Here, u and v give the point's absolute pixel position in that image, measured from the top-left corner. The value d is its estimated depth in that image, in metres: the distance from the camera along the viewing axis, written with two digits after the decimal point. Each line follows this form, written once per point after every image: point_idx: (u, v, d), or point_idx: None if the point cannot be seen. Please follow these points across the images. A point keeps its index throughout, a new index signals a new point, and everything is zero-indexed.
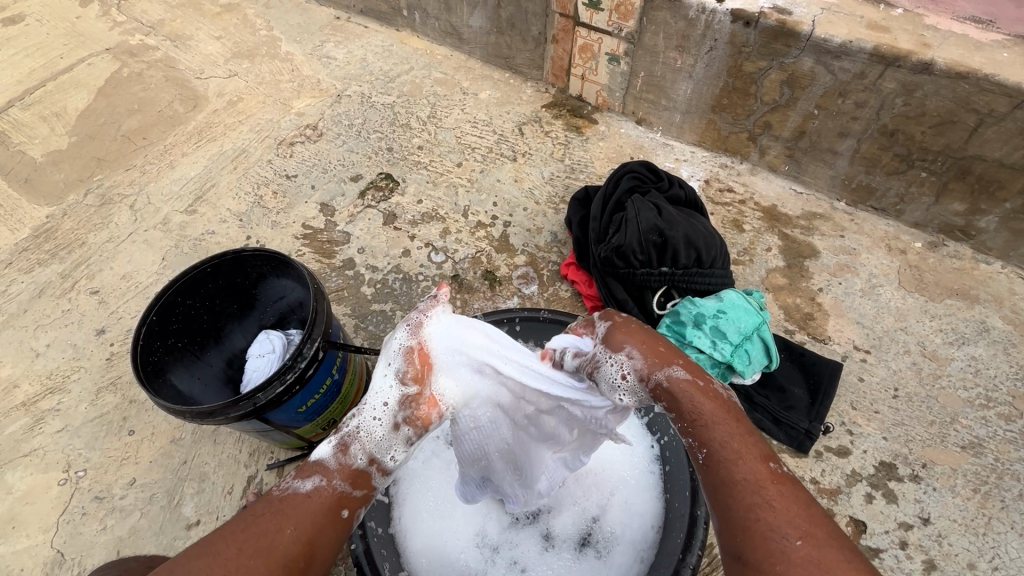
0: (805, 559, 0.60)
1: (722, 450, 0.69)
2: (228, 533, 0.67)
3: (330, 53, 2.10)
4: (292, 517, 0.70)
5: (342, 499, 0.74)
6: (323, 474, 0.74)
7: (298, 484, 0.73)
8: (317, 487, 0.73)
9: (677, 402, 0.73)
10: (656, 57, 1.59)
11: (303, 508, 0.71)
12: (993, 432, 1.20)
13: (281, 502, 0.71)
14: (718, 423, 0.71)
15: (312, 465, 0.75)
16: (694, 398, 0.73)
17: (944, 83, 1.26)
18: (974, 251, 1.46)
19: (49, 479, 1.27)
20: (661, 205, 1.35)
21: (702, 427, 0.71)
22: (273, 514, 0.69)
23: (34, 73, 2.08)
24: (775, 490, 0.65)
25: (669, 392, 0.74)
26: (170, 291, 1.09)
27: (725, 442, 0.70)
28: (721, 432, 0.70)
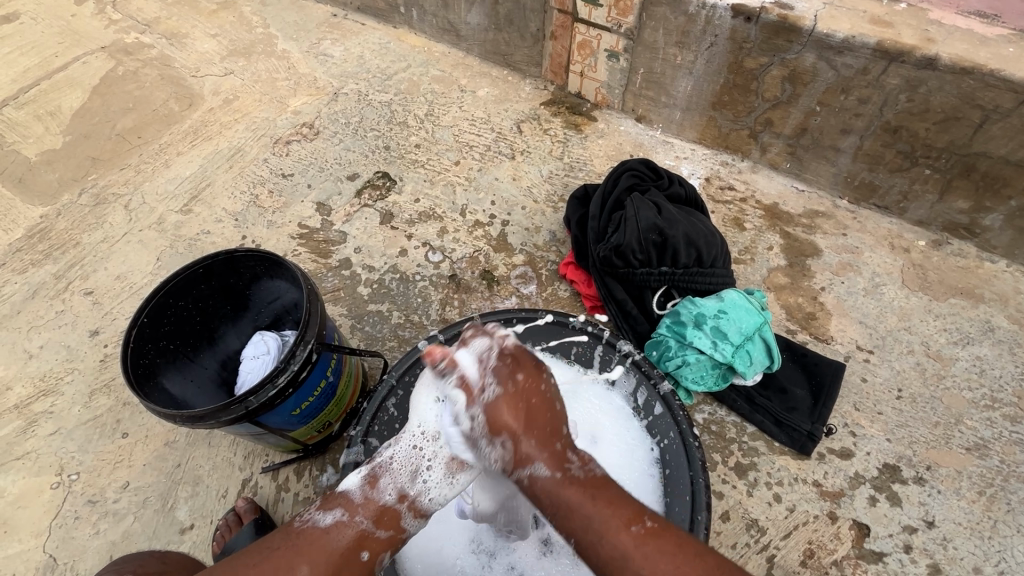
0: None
1: (588, 533, 0.72)
2: (241, 563, 0.72)
3: (326, 51, 2.08)
4: (305, 555, 0.73)
5: (363, 539, 0.76)
6: (345, 509, 0.78)
7: (317, 517, 0.77)
8: (337, 521, 0.76)
9: (546, 500, 0.75)
10: (655, 53, 1.57)
11: (316, 547, 0.74)
12: (998, 434, 1.19)
13: (297, 536, 0.75)
14: (553, 487, 0.75)
15: (336, 498, 0.79)
16: (554, 492, 0.75)
17: (949, 78, 1.24)
18: (979, 249, 1.44)
19: (42, 482, 1.25)
20: (660, 204, 1.33)
21: (565, 521, 0.74)
22: (287, 550, 0.73)
23: (28, 72, 2.06)
24: (644, 553, 0.70)
25: (531, 491, 0.77)
26: (161, 293, 1.08)
27: (587, 527, 0.72)
28: (578, 502, 0.74)
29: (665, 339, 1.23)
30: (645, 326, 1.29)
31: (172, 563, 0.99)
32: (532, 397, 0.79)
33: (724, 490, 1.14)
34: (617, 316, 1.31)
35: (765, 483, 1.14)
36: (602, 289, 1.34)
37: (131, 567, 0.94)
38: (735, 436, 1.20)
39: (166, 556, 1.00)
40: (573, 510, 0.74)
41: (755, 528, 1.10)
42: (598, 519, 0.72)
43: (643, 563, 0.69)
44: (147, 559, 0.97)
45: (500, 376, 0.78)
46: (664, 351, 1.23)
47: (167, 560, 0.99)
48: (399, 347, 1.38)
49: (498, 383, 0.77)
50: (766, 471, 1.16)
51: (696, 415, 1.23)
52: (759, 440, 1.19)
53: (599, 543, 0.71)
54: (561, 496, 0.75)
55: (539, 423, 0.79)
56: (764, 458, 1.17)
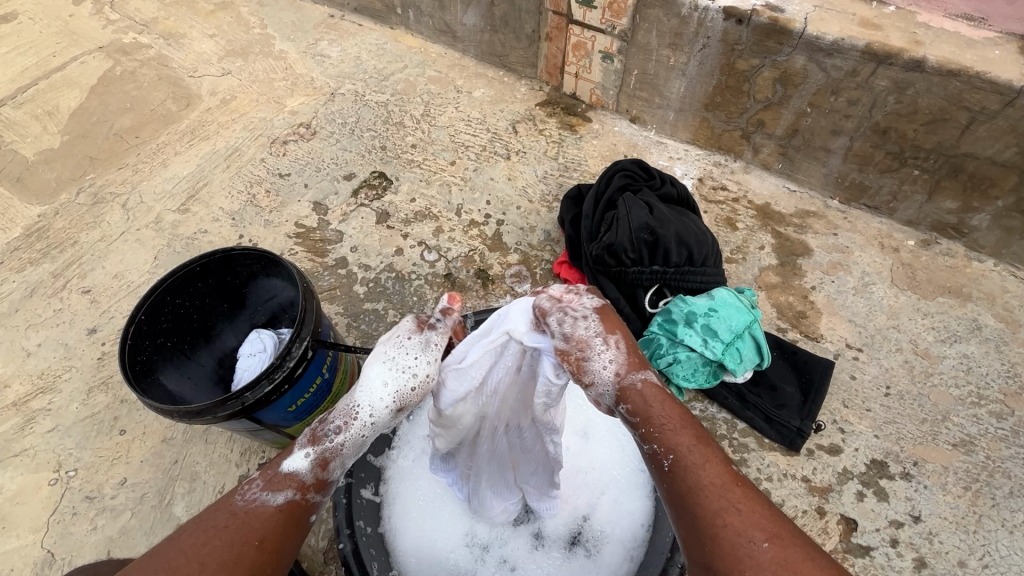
0: (774, 561, 0.62)
1: (686, 456, 0.70)
2: (190, 549, 0.67)
3: (323, 52, 2.09)
4: (258, 532, 0.69)
5: (311, 511, 0.75)
6: (296, 489, 0.73)
7: (265, 497, 0.72)
8: (290, 501, 0.73)
9: (645, 408, 0.73)
10: (649, 55, 1.58)
11: (269, 521, 0.71)
12: (984, 430, 1.20)
13: (247, 515, 0.70)
14: (656, 402, 0.74)
15: (283, 479, 0.73)
16: (657, 403, 0.74)
17: (936, 81, 1.25)
18: (967, 249, 1.46)
19: (40, 479, 1.26)
20: (652, 204, 1.34)
21: (665, 435, 0.71)
22: (236, 528, 0.69)
23: (26, 72, 2.07)
24: (739, 494, 0.67)
25: (635, 399, 0.74)
26: (159, 291, 1.09)
27: (688, 451, 0.70)
28: (678, 424, 0.72)
29: (656, 337, 1.24)
30: (637, 324, 1.31)
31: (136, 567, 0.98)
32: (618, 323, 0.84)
33: None
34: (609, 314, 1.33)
35: (755, 479, 1.16)
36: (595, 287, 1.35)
37: None
38: (726, 432, 1.22)
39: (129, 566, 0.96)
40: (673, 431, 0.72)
41: None
42: (700, 447, 0.71)
43: (742, 500, 0.66)
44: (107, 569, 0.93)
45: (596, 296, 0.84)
46: (655, 348, 1.23)
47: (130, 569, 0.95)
48: None
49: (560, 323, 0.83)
50: (756, 466, 1.17)
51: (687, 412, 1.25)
52: (750, 436, 1.21)
53: (695, 470, 0.69)
54: (665, 406, 0.74)
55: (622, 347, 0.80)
56: (754, 454, 1.19)
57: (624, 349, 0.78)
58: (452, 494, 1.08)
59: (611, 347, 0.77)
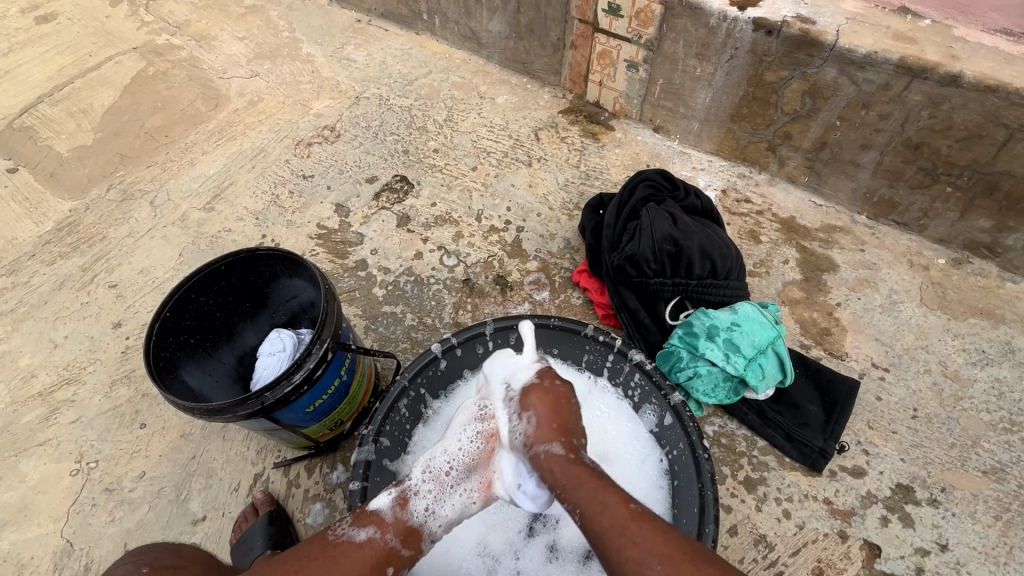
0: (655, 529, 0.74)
1: (591, 506, 0.78)
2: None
3: (349, 56, 2.12)
4: (342, 569, 0.78)
5: (390, 555, 0.83)
6: (377, 527, 0.84)
7: (352, 532, 0.83)
8: (370, 537, 0.83)
9: (553, 474, 0.84)
10: (675, 65, 1.57)
11: (356, 558, 0.80)
12: (1017, 458, 1.16)
13: (335, 549, 0.80)
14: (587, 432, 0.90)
15: (368, 515, 0.86)
16: (563, 467, 0.84)
17: (973, 96, 1.22)
18: (1001, 269, 1.42)
19: (61, 469, 1.29)
20: (676, 215, 1.33)
21: (570, 493, 0.81)
22: (326, 560, 0.79)
23: (63, 70, 2.13)
24: (636, 528, 0.74)
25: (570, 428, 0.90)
26: (184, 288, 1.11)
27: (590, 502, 0.78)
28: (582, 476, 0.82)
29: (677, 350, 1.23)
30: (657, 335, 1.29)
31: (186, 557, 0.97)
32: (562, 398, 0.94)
33: (733, 503, 1.14)
34: (629, 325, 1.32)
35: (775, 499, 1.13)
36: (615, 297, 1.34)
37: (144, 561, 0.93)
38: (746, 450, 1.19)
39: (180, 549, 0.98)
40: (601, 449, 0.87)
41: (763, 543, 1.09)
42: (600, 493, 0.79)
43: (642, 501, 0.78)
44: (161, 554, 0.96)
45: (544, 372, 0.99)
46: (675, 362, 1.22)
47: (181, 552, 0.97)
48: (411, 348, 1.40)
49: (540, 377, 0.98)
50: (776, 486, 1.15)
51: (706, 427, 1.23)
52: (770, 454, 1.18)
53: (599, 509, 0.77)
54: (567, 470, 0.83)
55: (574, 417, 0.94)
56: (774, 473, 1.16)
57: (538, 423, 0.90)
58: None
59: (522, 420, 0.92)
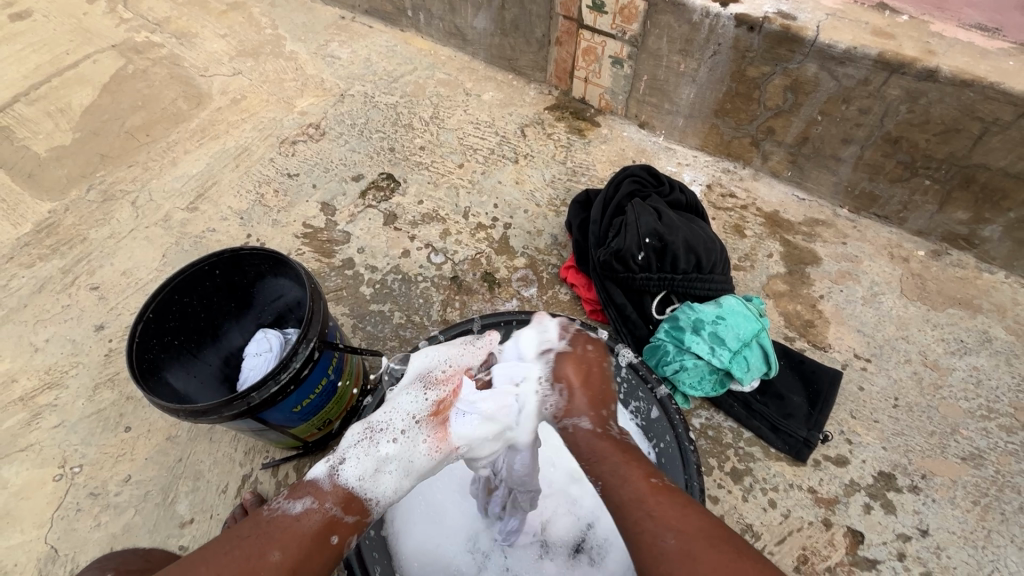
0: (679, 553, 0.66)
1: (613, 482, 0.76)
2: (217, 553, 0.69)
3: (333, 53, 2.10)
4: (281, 536, 0.71)
5: (332, 523, 0.75)
6: (314, 496, 0.77)
7: (287, 505, 0.76)
8: (307, 508, 0.76)
9: (577, 447, 0.81)
10: (659, 61, 1.58)
11: (290, 527, 0.73)
12: (994, 444, 1.19)
13: (268, 524, 0.72)
14: (592, 440, 0.81)
15: (305, 486, 0.79)
16: (591, 444, 0.81)
17: (950, 91, 1.25)
18: (978, 260, 1.45)
19: (45, 474, 1.27)
20: (661, 210, 1.34)
21: (592, 467, 0.78)
22: (258, 537, 0.71)
23: (39, 69, 2.09)
24: (656, 503, 0.72)
25: (570, 436, 0.83)
26: (167, 289, 1.10)
27: (612, 476, 0.76)
28: (610, 451, 0.78)
29: (663, 344, 1.24)
30: (644, 330, 1.30)
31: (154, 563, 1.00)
32: (594, 367, 0.90)
33: (720, 494, 1.15)
34: (616, 320, 1.32)
35: (760, 489, 1.15)
36: (602, 292, 1.34)
37: (111, 566, 0.95)
38: (732, 442, 1.21)
39: (148, 555, 1.01)
40: (605, 461, 0.78)
41: (750, 533, 1.11)
42: (623, 469, 0.76)
43: (655, 509, 0.71)
44: (129, 558, 0.98)
45: (575, 341, 0.93)
46: (662, 356, 1.24)
47: (149, 558, 1.00)
48: (399, 346, 1.40)
49: (569, 343, 0.93)
50: (762, 476, 1.17)
51: (693, 420, 1.24)
52: (756, 445, 1.20)
53: (620, 488, 0.74)
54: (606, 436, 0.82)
55: (594, 386, 0.88)
56: (760, 463, 1.18)
57: (569, 397, 0.86)
58: (451, 501, 1.07)
59: (554, 392, 0.87)
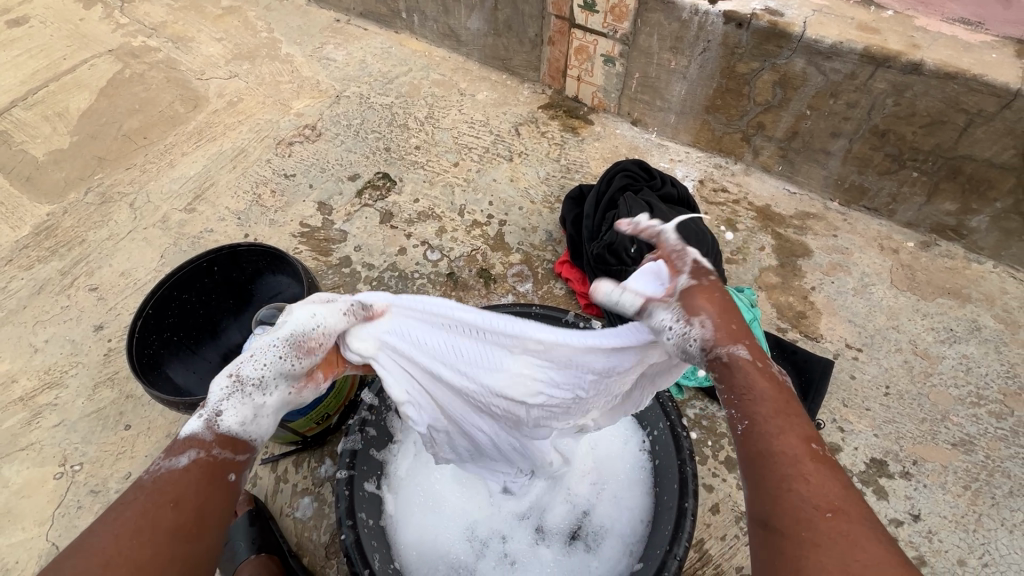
0: (834, 536, 0.55)
1: (766, 428, 0.62)
2: (100, 536, 0.61)
3: (329, 55, 2.12)
4: (174, 494, 0.65)
5: (222, 464, 0.69)
6: (199, 447, 0.69)
7: (170, 463, 0.67)
8: (194, 461, 0.68)
9: (725, 378, 0.65)
10: (650, 58, 1.60)
11: (179, 482, 0.66)
12: (984, 430, 1.21)
13: (152, 488, 0.65)
14: (752, 374, 0.64)
15: (184, 442, 0.69)
16: (750, 377, 0.64)
17: (934, 83, 1.27)
18: (966, 251, 1.47)
19: (45, 473, 1.28)
20: (653, 203, 1.35)
21: (744, 404, 0.63)
22: (144, 503, 0.64)
23: (37, 74, 2.11)
24: (810, 469, 0.59)
25: (724, 365, 0.65)
26: (166, 286, 1.11)
27: (766, 422, 0.62)
28: (764, 396, 0.63)
29: None
30: None
31: None
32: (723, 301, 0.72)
33: (714, 483, 1.17)
34: (610, 313, 1.34)
35: None
36: (595, 285, 1.36)
37: None
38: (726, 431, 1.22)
39: None
40: (761, 404, 0.63)
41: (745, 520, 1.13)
42: (780, 421, 0.62)
43: (811, 479, 0.58)
44: None
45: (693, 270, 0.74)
46: None
47: None
48: None
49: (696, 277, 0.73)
50: None
51: (687, 410, 1.26)
52: None
53: (769, 440, 0.61)
54: (758, 382, 0.64)
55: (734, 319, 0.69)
56: None
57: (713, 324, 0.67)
58: (450, 491, 1.09)
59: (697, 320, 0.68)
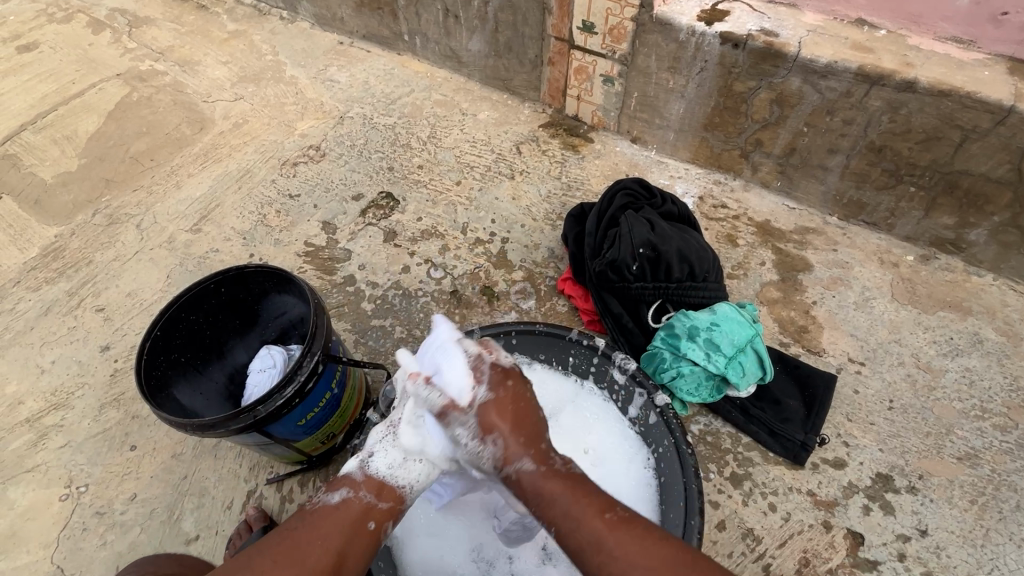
0: None
1: (567, 523, 0.77)
2: (269, 547, 0.76)
3: (332, 77, 2.16)
4: (325, 528, 0.79)
5: (367, 511, 0.83)
6: (351, 486, 0.85)
7: (327, 496, 0.84)
8: (345, 497, 0.84)
9: (524, 490, 0.82)
10: (648, 78, 1.63)
11: (332, 517, 0.80)
12: (989, 444, 1.21)
13: (311, 515, 0.81)
14: (538, 483, 0.81)
15: (340, 480, 0.86)
16: (538, 486, 0.81)
17: (928, 101, 1.29)
18: (966, 264, 1.48)
19: (51, 494, 1.28)
20: (654, 221, 1.37)
21: (545, 511, 0.79)
22: (304, 526, 0.79)
23: (47, 98, 2.15)
24: (618, 538, 0.74)
25: (515, 479, 0.83)
26: (174, 307, 1.12)
27: (556, 507, 0.79)
28: (556, 492, 0.80)
29: (659, 352, 1.26)
30: (640, 338, 1.33)
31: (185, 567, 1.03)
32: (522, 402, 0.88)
33: (720, 499, 1.16)
34: (613, 330, 1.35)
35: (760, 493, 1.17)
36: (598, 302, 1.37)
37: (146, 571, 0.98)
38: (731, 447, 1.22)
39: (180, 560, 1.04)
40: (554, 501, 0.79)
41: (751, 536, 1.12)
42: (573, 510, 0.78)
43: (620, 548, 0.73)
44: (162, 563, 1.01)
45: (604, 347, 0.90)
46: (658, 363, 1.26)
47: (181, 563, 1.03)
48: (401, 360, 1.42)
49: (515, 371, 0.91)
50: (761, 480, 1.18)
51: (691, 426, 1.26)
52: (754, 450, 1.22)
53: (574, 531, 0.76)
54: None
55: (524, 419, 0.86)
56: (759, 467, 1.19)
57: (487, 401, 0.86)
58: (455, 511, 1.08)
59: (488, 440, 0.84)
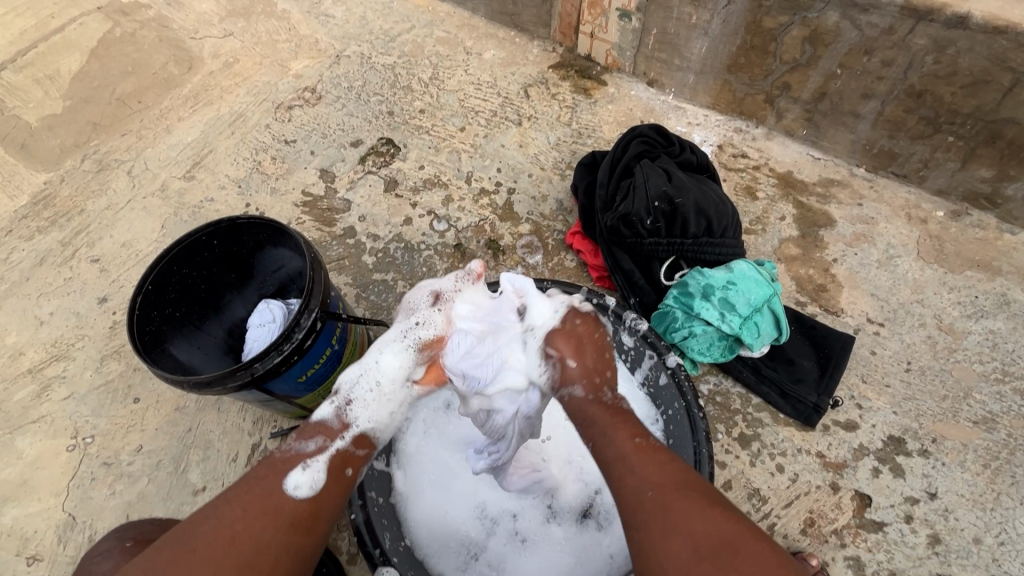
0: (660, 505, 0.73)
1: (600, 439, 0.83)
2: (239, 496, 0.78)
3: (327, 11, 2.00)
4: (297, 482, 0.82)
5: (344, 458, 0.87)
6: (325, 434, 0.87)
7: (299, 445, 0.85)
8: (320, 446, 0.86)
9: (576, 413, 0.88)
10: (669, 12, 1.50)
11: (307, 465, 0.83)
12: (1007, 408, 1.18)
13: (284, 463, 0.82)
14: (583, 406, 0.87)
15: (313, 427, 0.87)
16: (584, 408, 0.87)
17: (980, 39, 1.18)
18: (999, 220, 1.40)
19: (58, 445, 1.28)
20: (671, 171, 1.29)
21: (586, 428, 0.86)
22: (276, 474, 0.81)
23: (25, 33, 2.02)
24: (641, 461, 0.78)
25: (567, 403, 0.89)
26: (165, 261, 1.08)
27: (601, 432, 0.84)
28: (599, 416, 0.86)
29: (672, 311, 1.21)
30: (652, 297, 1.27)
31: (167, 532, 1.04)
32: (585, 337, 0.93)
33: (727, 459, 1.15)
34: (624, 287, 1.30)
35: (768, 454, 1.15)
36: (608, 258, 1.31)
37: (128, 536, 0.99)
38: (740, 407, 1.20)
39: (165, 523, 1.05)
40: (596, 423, 0.85)
41: (757, 497, 1.11)
42: (610, 429, 0.83)
43: (641, 467, 0.78)
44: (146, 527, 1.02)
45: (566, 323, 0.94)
46: (670, 322, 1.21)
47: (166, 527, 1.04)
48: None
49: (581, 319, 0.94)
50: (769, 442, 1.16)
51: (701, 386, 1.23)
52: (764, 411, 1.19)
53: (607, 446, 0.82)
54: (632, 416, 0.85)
55: (586, 354, 0.91)
56: (768, 429, 1.17)
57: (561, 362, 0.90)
58: (462, 469, 1.08)
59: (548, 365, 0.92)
